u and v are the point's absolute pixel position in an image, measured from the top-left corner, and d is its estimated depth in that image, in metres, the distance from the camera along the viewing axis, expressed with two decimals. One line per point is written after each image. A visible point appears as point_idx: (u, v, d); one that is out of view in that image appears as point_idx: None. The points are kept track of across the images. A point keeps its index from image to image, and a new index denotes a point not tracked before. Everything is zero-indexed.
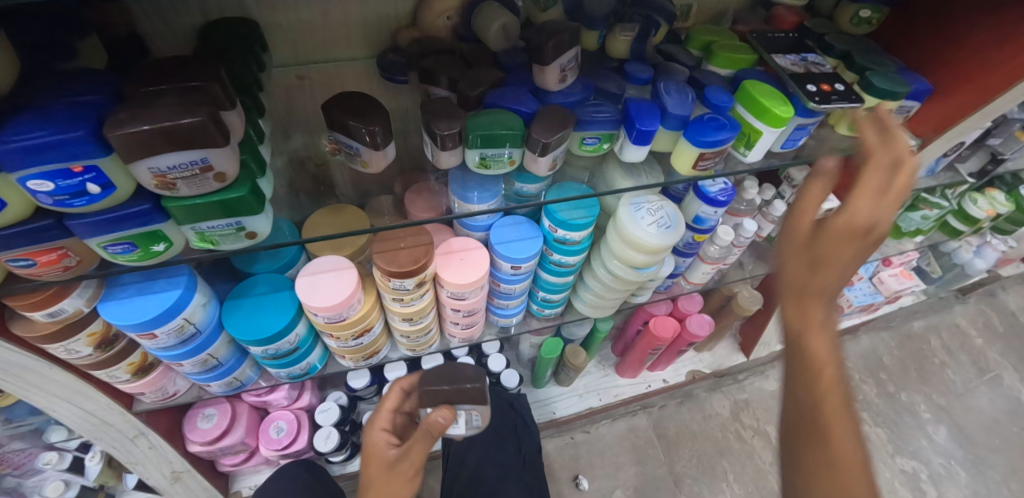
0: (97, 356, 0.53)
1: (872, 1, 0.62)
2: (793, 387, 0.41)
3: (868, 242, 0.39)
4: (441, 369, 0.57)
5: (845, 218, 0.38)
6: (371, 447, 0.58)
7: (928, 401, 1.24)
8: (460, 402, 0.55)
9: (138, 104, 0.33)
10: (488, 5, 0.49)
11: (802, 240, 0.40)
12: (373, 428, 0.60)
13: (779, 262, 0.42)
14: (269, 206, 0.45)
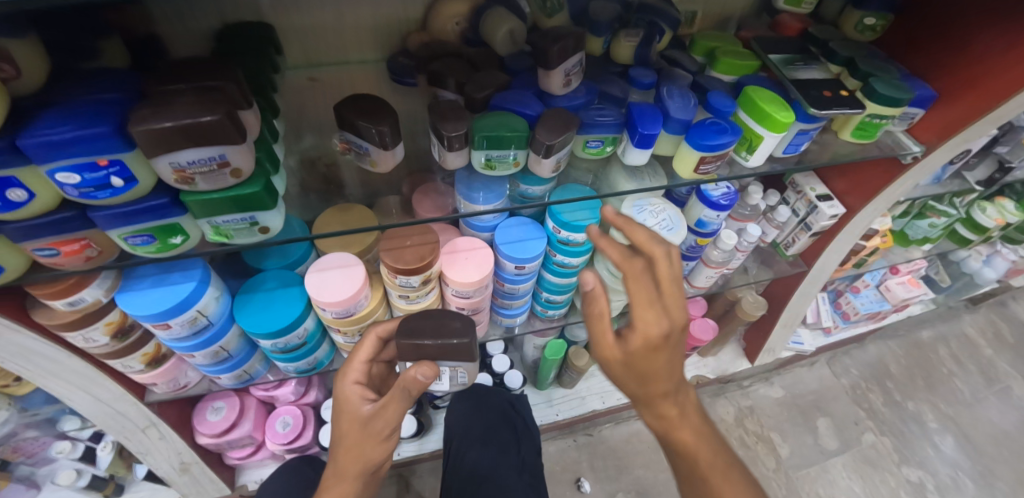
0: (113, 345, 0.55)
1: (876, 8, 0.63)
2: (677, 453, 0.49)
3: (673, 344, 0.43)
4: (426, 318, 0.52)
5: (641, 337, 0.42)
6: (344, 398, 0.53)
7: (935, 411, 1.23)
8: (443, 359, 0.51)
9: (159, 102, 0.35)
10: (495, 11, 0.50)
11: (619, 363, 0.44)
12: (347, 380, 0.54)
13: (614, 379, 0.47)
14: (282, 202, 0.46)
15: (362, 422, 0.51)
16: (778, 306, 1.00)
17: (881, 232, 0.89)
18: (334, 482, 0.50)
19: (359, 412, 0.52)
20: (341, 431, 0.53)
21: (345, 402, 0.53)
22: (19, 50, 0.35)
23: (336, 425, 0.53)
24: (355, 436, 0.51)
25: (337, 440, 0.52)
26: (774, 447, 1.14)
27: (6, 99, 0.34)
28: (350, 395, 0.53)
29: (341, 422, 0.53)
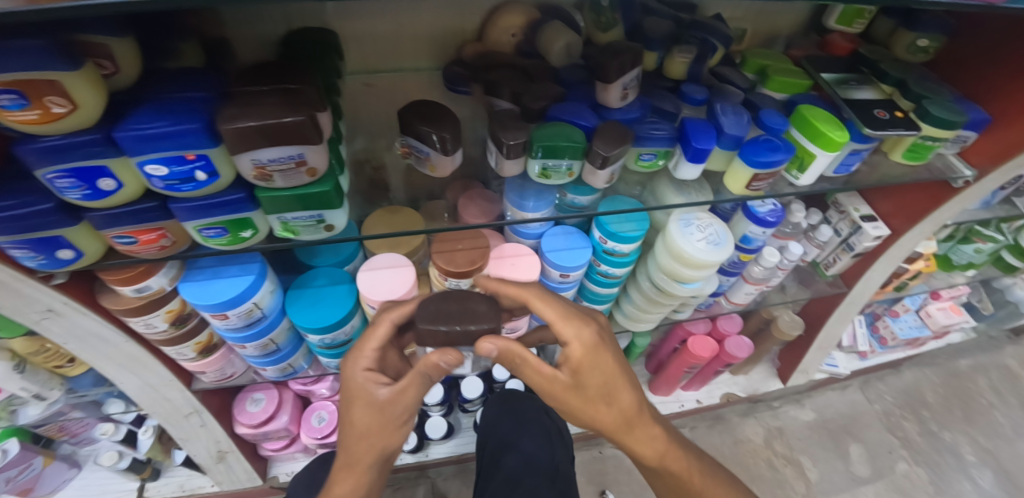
0: (171, 332, 0.57)
1: (931, 30, 0.61)
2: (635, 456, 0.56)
3: (603, 344, 0.50)
4: (447, 301, 0.50)
5: (575, 349, 0.49)
6: (352, 385, 0.52)
7: (973, 444, 1.18)
8: (466, 344, 0.49)
9: (243, 102, 0.37)
10: (551, 26, 0.52)
11: (567, 382, 0.49)
12: (357, 369, 0.52)
13: (565, 406, 0.51)
14: (345, 202, 0.48)
15: (371, 413, 0.51)
16: (815, 327, 0.98)
17: (925, 256, 0.87)
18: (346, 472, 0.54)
19: (365, 405, 0.51)
20: (350, 416, 0.52)
21: (353, 390, 0.52)
22: (118, 49, 0.37)
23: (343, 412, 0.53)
24: (361, 430, 0.52)
25: (344, 427, 0.53)
26: (803, 471, 1.11)
27: (105, 94, 0.36)
28: (359, 380, 0.52)
29: (348, 410, 0.53)
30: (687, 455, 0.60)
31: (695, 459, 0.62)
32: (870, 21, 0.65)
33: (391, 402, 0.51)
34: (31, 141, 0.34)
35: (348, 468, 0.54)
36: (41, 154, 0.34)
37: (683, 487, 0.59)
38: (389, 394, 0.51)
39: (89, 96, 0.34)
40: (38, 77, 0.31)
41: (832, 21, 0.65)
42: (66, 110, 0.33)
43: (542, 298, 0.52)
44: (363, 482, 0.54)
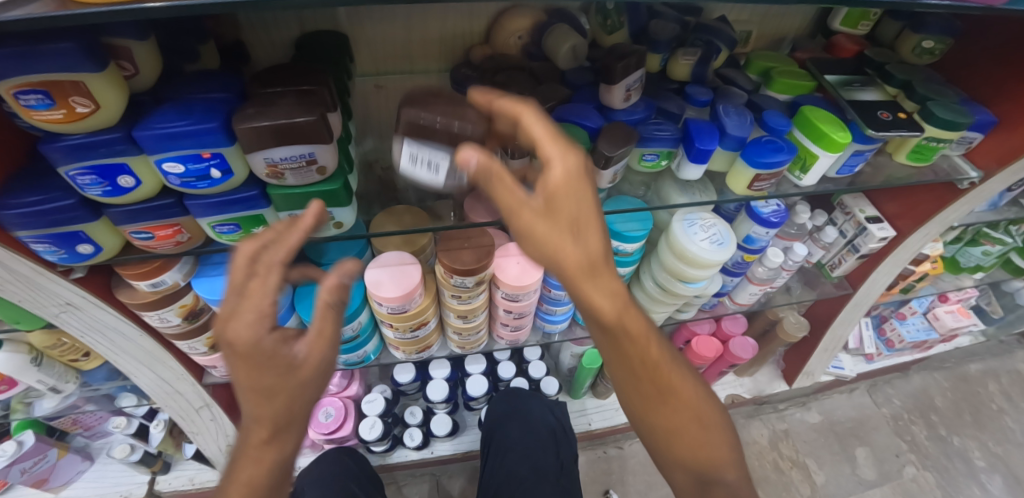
0: (183, 326, 0.58)
1: (937, 32, 0.62)
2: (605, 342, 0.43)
3: (586, 173, 0.38)
4: (434, 99, 0.41)
5: (557, 170, 0.37)
6: (238, 364, 0.36)
7: (983, 448, 1.17)
8: (438, 147, 0.40)
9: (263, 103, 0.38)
10: (558, 29, 0.52)
11: (540, 212, 0.37)
12: (248, 345, 0.35)
13: (527, 247, 0.38)
14: (355, 200, 0.49)
15: (281, 393, 0.37)
16: (820, 329, 0.98)
17: (932, 257, 0.87)
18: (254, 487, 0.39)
19: (272, 384, 0.37)
20: (243, 404, 0.37)
21: (246, 373, 0.36)
22: (139, 51, 0.38)
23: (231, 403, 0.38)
24: (274, 422, 0.38)
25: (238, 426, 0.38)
26: (809, 474, 1.11)
27: (126, 95, 0.37)
28: (254, 356, 0.36)
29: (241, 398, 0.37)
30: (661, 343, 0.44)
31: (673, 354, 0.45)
32: (875, 23, 0.65)
33: (310, 369, 0.38)
34: (56, 139, 0.36)
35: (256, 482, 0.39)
36: (66, 152, 0.36)
37: (663, 401, 0.45)
38: (306, 353, 0.38)
39: (111, 96, 0.35)
40: (64, 78, 0.32)
41: (837, 23, 0.65)
42: (89, 110, 0.35)
43: (537, 109, 0.39)
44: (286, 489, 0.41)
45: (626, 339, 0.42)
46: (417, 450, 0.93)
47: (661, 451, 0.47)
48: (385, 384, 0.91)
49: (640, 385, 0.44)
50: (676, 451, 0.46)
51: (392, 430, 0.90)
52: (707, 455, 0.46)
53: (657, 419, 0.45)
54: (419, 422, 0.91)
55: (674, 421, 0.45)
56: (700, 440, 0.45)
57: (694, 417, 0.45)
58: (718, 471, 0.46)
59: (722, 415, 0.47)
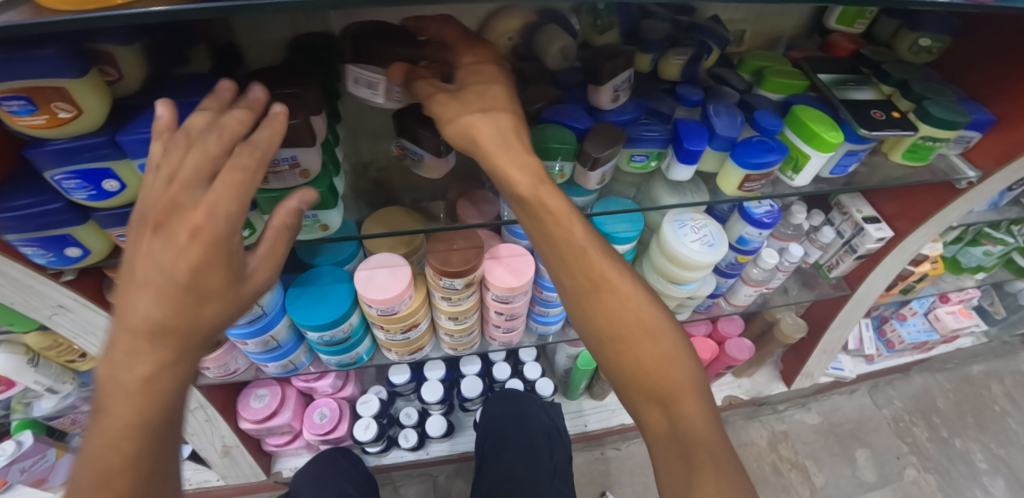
0: None
1: (933, 30, 0.61)
2: (539, 237, 0.44)
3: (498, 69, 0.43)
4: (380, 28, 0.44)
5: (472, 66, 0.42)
6: (181, 257, 0.31)
7: (985, 451, 1.16)
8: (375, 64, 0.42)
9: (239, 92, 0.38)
10: (549, 28, 0.51)
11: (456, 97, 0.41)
12: (213, 240, 0.32)
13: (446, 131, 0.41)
14: (341, 203, 0.49)
15: (218, 301, 0.33)
16: (819, 330, 0.97)
17: (932, 258, 0.86)
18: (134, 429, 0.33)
19: (216, 291, 0.33)
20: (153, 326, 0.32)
21: (192, 267, 0.32)
22: (123, 56, 0.38)
23: (134, 306, 0.32)
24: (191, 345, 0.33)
25: (132, 344, 0.32)
26: (808, 476, 1.10)
27: (110, 100, 0.37)
28: (213, 255, 0.32)
29: (163, 301, 0.32)
30: (598, 243, 0.43)
31: (617, 260, 0.44)
32: (871, 22, 0.65)
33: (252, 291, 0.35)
34: (42, 144, 0.36)
35: (146, 418, 0.32)
36: (52, 156, 0.36)
37: (604, 306, 0.42)
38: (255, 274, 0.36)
39: (93, 102, 0.35)
40: (45, 84, 0.32)
41: (832, 21, 0.65)
42: (71, 116, 0.35)
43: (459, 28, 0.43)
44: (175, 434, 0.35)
45: (554, 231, 0.42)
46: (412, 451, 0.93)
47: (614, 371, 0.43)
48: (381, 385, 0.91)
49: (578, 288, 0.43)
50: (626, 367, 0.42)
51: (387, 431, 0.91)
52: (657, 373, 0.41)
53: (600, 327, 0.43)
54: (414, 423, 0.91)
55: (618, 328, 0.42)
56: (651, 354, 0.42)
57: (641, 327, 0.42)
58: (670, 391, 0.41)
59: (672, 326, 0.43)
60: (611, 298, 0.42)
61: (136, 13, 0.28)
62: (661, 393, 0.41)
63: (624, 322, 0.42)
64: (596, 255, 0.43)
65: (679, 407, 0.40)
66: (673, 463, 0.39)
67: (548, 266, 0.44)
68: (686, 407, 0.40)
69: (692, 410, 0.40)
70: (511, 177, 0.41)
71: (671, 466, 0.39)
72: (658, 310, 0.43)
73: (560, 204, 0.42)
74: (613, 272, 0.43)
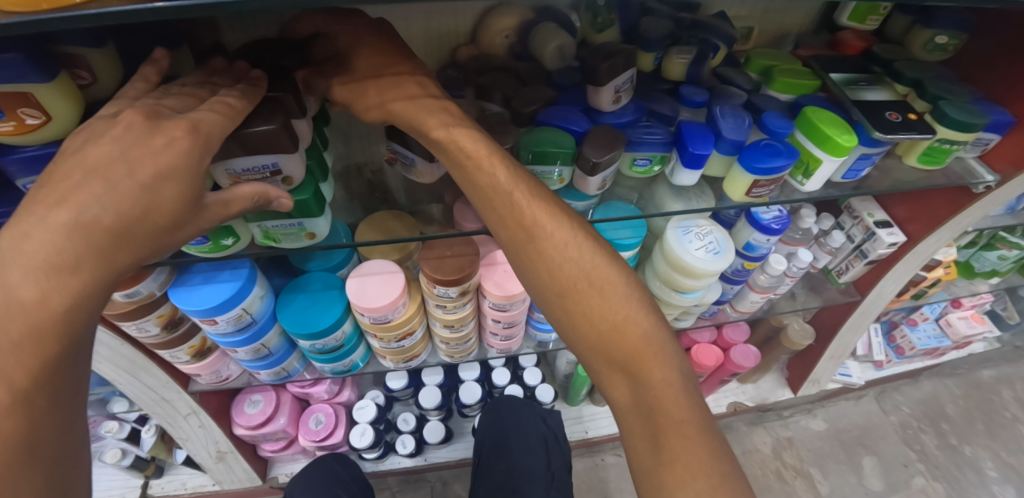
0: (163, 336, 0.55)
1: (951, 26, 0.58)
2: (477, 195, 0.41)
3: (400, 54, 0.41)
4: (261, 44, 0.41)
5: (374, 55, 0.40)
6: (151, 158, 0.30)
7: (995, 459, 1.13)
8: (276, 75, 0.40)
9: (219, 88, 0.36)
10: (545, 27, 0.49)
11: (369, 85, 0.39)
12: (187, 152, 0.31)
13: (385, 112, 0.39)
14: (329, 209, 0.48)
15: (163, 217, 0.31)
16: (827, 336, 0.95)
17: (944, 263, 0.83)
18: (31, 358, 0.30)
19: (167, 210, 0.31)
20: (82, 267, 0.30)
21: (158, 170, 0.31)
22: (96, 60, 0.36)
23: (67, 197, 0.29)
24: (116, 264, 0.31)
25: (43, 245, 0.29)
26: (813, 484, 1.08)
27: (82, 106, 0.35)
28: (179, 166, 0.31)
29: (111, 199, 0.30)
30: (531, 189, 0.40)
31: (554, 206, 0.40)
32: (884, 18, 0.62)
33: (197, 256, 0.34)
34: (13, 151, 0.34)
35: (44, 344, 0.30)
36: (22, 164, 0.35)
37: (548, 264, 0.40)
38: None
39: (62, 108, 0.33)
40: (9, 89, 0.31)
41: (844, 18, 0.61)
42: (40, 122, 0.33)
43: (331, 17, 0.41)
44: (66, 361, 0.32)
45: (483, 182, 0.39)
46: (410, 457, 0.92)
47: (565, 328, 0.41)
48: (378, 390, 0.89)
49: (516, 240, 0.40)
50: (573, 322, 0.40)
51: (384, 436, 0.89)
52: (611, 332, 0.39)
53: (543, 282, 0.40)
54: (412, 429, 0.89)
55: (561, 283, 0.40)
56: (600, 309, 0.39)
57: (587, 280, 0.40)
58: (628, 350, 0.39)
59: (625, 278, 0.41)
60: (550, 249, 0.39)
61: (93, 15, 0.26)
62: (615, 352, 0.39)
63: (567, 276, 0.40)
64: (536, 210, 0.40)
65: (637, 367, 0.39)
66: (636, 424, 0.39)
67: (484, 219, 0.42)
68: (642, 364, 0.39)
69: (649, 367, 0.39)
70: (461, 145, 0.39)
71: (636, 428, 0.39)
72: (602, 259, 0.40)
73: (489, 152, 0.39)
74: (550, 220, 0.40)
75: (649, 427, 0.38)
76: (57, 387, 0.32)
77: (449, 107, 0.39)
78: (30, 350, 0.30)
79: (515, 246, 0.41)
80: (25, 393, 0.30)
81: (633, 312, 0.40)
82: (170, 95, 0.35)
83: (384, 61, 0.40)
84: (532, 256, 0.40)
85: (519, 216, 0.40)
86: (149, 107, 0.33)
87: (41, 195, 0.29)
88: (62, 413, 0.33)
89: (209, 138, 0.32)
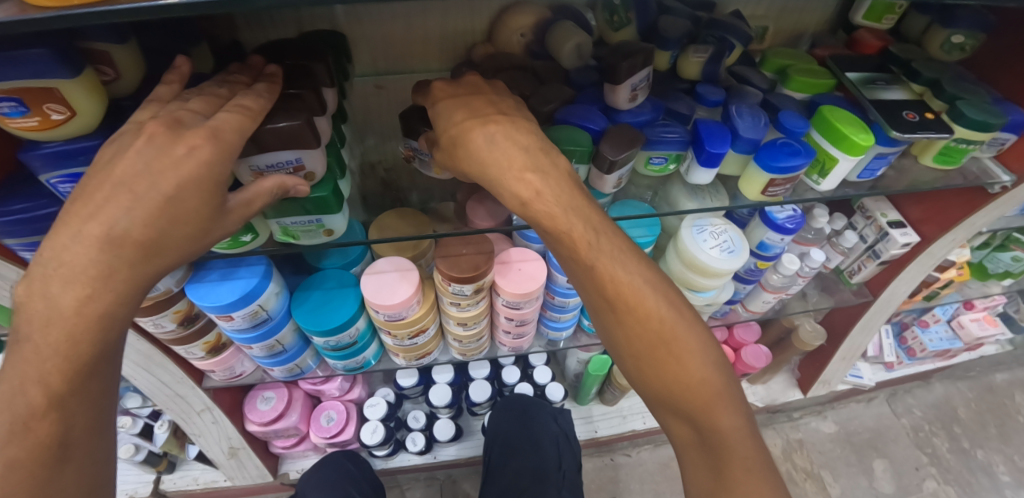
0: (179, 332, 0.56)
1: (968, 25, 0.57)
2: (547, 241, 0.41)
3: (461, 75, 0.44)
4: (283, 45, 0.42)
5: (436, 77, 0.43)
6: (179, 165, 0.31)
7: (1008, 462, 1.12)
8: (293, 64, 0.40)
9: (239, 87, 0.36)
10: (563, 24, 0.49)
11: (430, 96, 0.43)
12: (209, 161, 0.31)
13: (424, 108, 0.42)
14: (346, 206, 0.48)
15: (192, 220, 0.32)
16: (838, 337, 0.94)
17: (957, 264, 0.82)
18: (66, 362, 0.30)
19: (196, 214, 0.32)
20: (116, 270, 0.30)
21: (187, 177, 0.31)
22: (119, 56, 0.36)
23: (99, 211, 0.30)
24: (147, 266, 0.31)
25: (78, 251, 0.29)
26: (823, 486, 1.08)
27: (107, 102, 0.36)
28: (202, 177, 0.31)
29: (142, 209, 0.30)
30: (607, 245, 0.40)
31: (627, 255, 0.40)
32: (900, 17, 0.62)
33: None
34: (35, 146, 0.34)
35: (79, 346, 0.31)
36: (45, 160, 0.35)
37: (617, 310, 0.40)
38: None
39: (87, 103, 0.34)
40: (35, 85, 0.31)
41: (860, 17, 0.62)
42: (65, 117, 0.33)
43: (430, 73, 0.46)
44: (102, 363, 0.33)
45: (558, 237, 0.39)
46: (420, 455, 0.92)
47: (631, 369, 0.42)
48: (388, 388, 0.90)
49: (592, 294, 0.41)
50: (640, 365, 0.40)
51: (395, 434, 0.90)
52: (679, 379, 0.39)
53: (616, 332, 0.41)
54: (422, 427, 0.90)
55: (629, 329, 0.40)
56: (670, 361, 0.39)
57: (660, 334, 0.39)
58: (696, 398, 0.38)
59: (693, 326, 0.40)
60: (627, 309, 0.39)
61: (125, 10, 0.26)
62: (682, 401, 0.39)
63: (635, 324, 0.39)
64: (605, 259, 0.39)
65: (702, 414, 0.38)
66: (700, 465, 0.39)
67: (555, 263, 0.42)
68: (710, 415, 0.38)
69: (717, 416, 0.38)
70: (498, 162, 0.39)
71: (698, 464, 0.39)
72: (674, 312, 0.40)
73: (521, 162, 0.38)
74: (625, 276, 0.39)
75: (711, 468, 0.38)
76: (97, 390, 0.33)
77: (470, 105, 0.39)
78: (65, 352, 0.30)
79: (585, 291, 0.41)
80: (58, 395, 0.31)
81: (703, 363, 0.39)
82: (192, 96, 0.35)
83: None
84: (602, 303, 0.40)
85: (588, 264, 0.39)
86: (174, 111, 0.33)
87: (75, 201, 0.30)
88: (98, 412, 0.34)
89: (231, 146, 0.32)
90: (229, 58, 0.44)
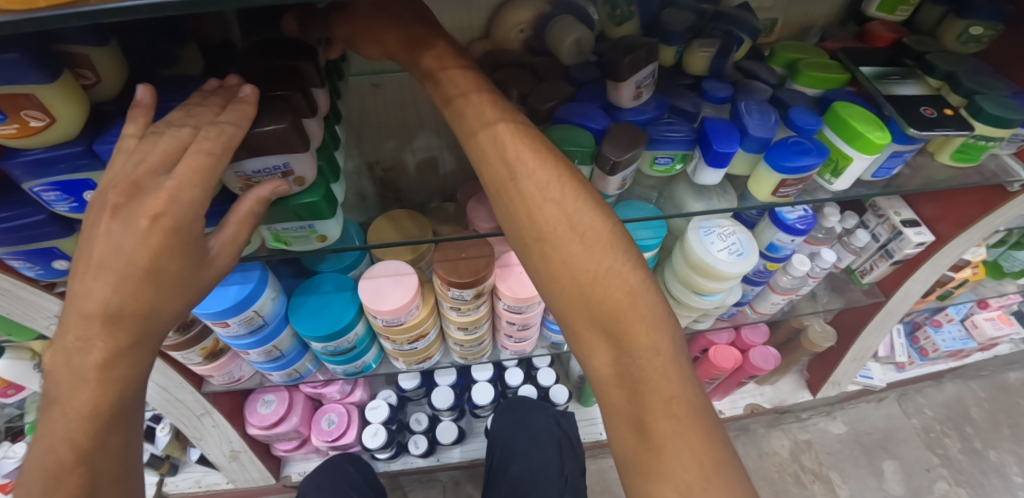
0: (176, 337, 0.55)
1: (987, 16, 0.54)
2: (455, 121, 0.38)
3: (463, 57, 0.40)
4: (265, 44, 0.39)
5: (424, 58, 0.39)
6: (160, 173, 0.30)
7: (1022, 464, 1.10)
8: (277, 64, 0.37)
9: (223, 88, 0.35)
10: (562, 19, 0.47)
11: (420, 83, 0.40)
12: (184, 169, 0.30)
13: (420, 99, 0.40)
14: (341, 211, 0.47)
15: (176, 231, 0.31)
16: (848, 339, 0.92)
17: (973, 264, 0.80)
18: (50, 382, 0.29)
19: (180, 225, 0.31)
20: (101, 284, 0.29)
21: (171, 188, 0.30)
22: (101, 58, 0.34)
23: None
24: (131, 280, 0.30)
25: None
26: (832, 488, 1.06)
27: (89, 107, 0.34)
28: (182, 186, 0.30)
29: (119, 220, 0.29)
30: (515, 126, 0.36)
31: (539, 145, 0.36)
32: (915, 8, 0.59)
33: (208, 270, 0.33)
34: (16, 154, 0.33)
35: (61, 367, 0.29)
36: (26, 167, 0.33)
37: (516, 186, 0.35)
38: None
39: (68, 110, 0.32)
40: (10, 90, 0.30)
41: (872, 9, 0.59)
42: (44, 124, 0.32)
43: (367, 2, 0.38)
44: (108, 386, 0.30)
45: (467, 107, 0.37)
46: (423, 458, 0.92)
47: (533, 266, 0.36)
48: (390, 390, 0.89)
49: (491, 168, 0.36)
50: (542, 254, 0.35)
51: (396, 437, 0.89)
52: (584, 270, 0.34)
53: (520, 227, 0.36)
54: (424, 429, 0.89)
55: (531, 208, 0.35)
56: (581, 259, 0.34)
57: (563, 216, 0.35)
58: (602, 293, 0.34)
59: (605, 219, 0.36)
60: (530, 187, 0.35)
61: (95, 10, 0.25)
62: (596, 308, 0.34)
63: (540, 203, 0.35)
64: (510, 134, 0.36)
65: (613, 319, 0.34)
66: (611, 387, 0.34)
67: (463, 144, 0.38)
68: (617, 314, 0.34)
69: (626, 320, 0.33)
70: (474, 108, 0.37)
71: (613, 390, 0.34)
72: (589, 207, 0.35)
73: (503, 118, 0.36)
74: (534, 160, 0.35)
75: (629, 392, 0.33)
76: (112, 403, 0.32)
77: (464, 103, 0.38)
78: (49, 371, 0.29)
79: (484, 170, 0.37)
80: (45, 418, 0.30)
81: (618, 264, 0.35)
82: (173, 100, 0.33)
83: (402, 58, 0.39)
84: (501, 178, 0.36)
85: (491, 138, 0.36)
86: (156, 119, 0.32)
87: None
88: (110, 424, 0.32)
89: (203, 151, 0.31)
90: (217, 58, 0.43)
